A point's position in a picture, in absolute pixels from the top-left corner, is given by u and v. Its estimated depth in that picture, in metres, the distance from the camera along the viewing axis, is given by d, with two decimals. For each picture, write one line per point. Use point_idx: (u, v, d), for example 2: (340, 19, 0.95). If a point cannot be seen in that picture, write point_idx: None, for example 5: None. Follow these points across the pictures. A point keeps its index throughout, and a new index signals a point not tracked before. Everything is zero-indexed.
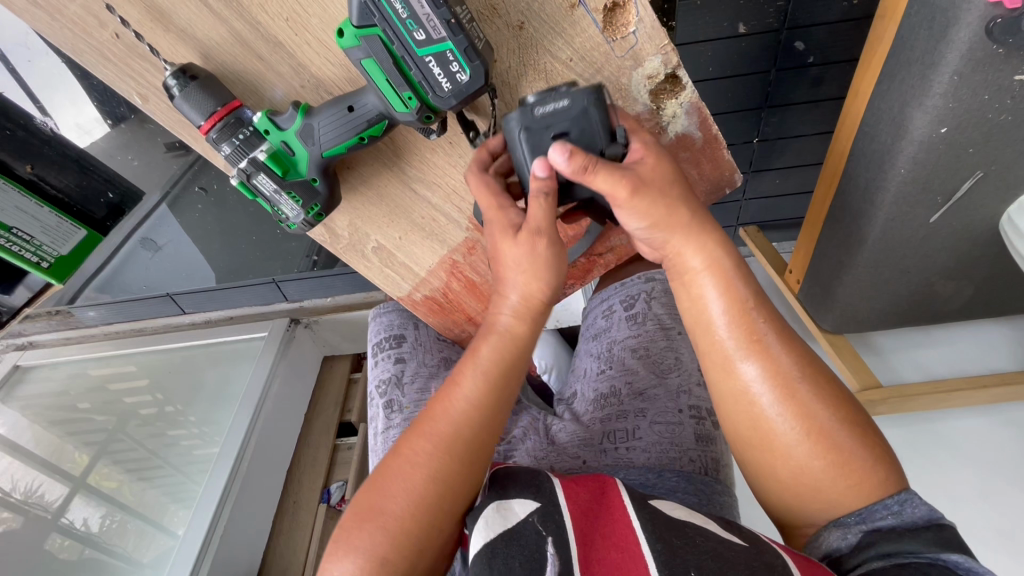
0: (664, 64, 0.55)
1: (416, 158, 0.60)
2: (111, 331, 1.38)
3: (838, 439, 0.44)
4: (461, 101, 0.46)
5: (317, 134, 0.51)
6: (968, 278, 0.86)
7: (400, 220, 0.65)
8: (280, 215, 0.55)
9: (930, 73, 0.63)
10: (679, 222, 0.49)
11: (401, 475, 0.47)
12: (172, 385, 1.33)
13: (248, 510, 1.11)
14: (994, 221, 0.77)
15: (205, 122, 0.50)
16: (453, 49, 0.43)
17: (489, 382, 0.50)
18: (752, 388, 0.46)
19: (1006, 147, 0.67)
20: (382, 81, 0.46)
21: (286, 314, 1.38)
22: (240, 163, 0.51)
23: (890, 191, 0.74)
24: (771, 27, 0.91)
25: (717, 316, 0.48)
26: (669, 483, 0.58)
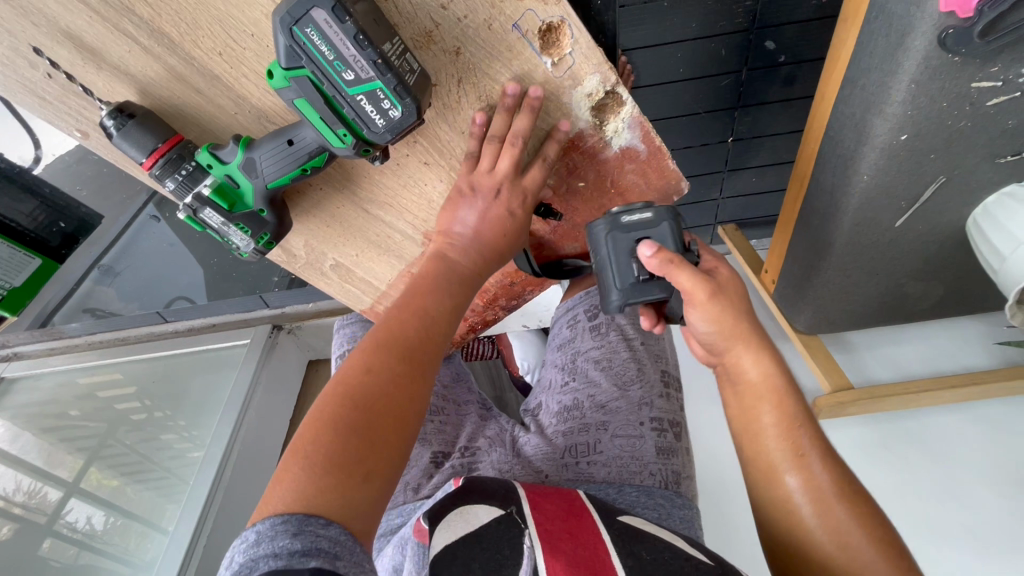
0: (602, 83, 0.55)
1: (365, 181, 0.60)
2: (95, 341, 1.38)
3: (874, 561, 0.44)
4: (396, 136, 0.48)
5: (259, 167, 0.51)
6: (937, 279, 0.87)
7: (355, 237, 0.66)
8: (230, 245, 0.56)
9: (889, 81, 0.62)
10: (742, 332, 0.52)
11: (355, 390, 0.44)
12: (160, 391, 1.32)
13: (235, 513, 1.12)
14: (959, 223, 0.77)
15: (147, 159, 0.51)
16: (383, 88, 0.44)
17: (449, 307, 0.52)
18: (792, 495, 0.48)
19: (968, 152, 0.67)
20: (316, 119, 0.47)
21: (268, 321, 1.39)
22: (185, 198, 0.52)
23: (854, 197, 0.74)
24: (741, 26, 0.90)
25: (770, 429, 0.50)
26: (629, 497, 0.58)
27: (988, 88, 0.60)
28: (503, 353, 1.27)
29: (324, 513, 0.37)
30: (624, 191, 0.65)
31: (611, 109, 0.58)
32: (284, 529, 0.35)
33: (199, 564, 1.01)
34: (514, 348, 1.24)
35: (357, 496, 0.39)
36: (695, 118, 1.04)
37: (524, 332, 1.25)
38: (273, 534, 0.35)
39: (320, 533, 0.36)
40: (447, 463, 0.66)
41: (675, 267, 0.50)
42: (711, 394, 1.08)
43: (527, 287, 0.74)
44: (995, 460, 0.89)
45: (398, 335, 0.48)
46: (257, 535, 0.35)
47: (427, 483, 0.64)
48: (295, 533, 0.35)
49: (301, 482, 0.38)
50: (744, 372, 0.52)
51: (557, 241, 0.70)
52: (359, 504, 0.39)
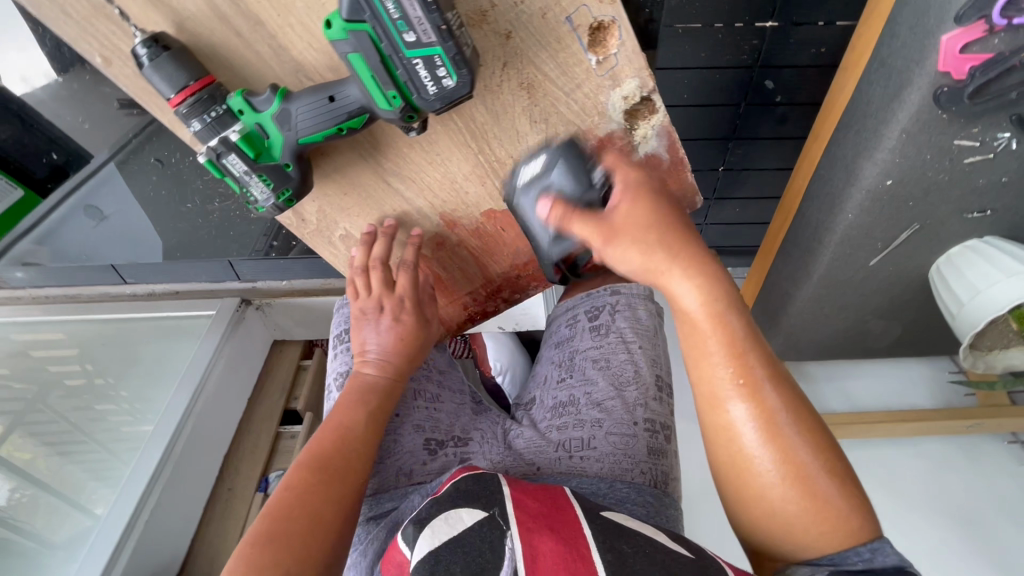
0: (640, 87, 0.57)
1: (393, 152, 0.61)
2: (41, 296, 1.30)
3: (822, 486, 0.42)
4: (445, 104, 0.48)
5: (294, 120, 0.50)
6: (897, 319, 0.93)
7: (371, 210, 0.65)
8: (248, 197, 0.54)
9: (882, 129, 0.67)
10: (673, 257, 0.46)
11: (281, 504, 0.51)
12: (106, 357, 1.24)
13: (181, 491, 1.06)
14: (925, 269, 0.84)
15: (175, 95, 0.49)
16: (442, 55, 0.45)
17: (372, 419, 0.60)
18: (736, 425, 0.44)
19: (941, 203, 0.73)
20: (367, 77, 0.47)
21: (237, 294, 1.33)
22: (210, 141, 0.50)
23: (837, 233, 0.79)
24: (745, 62, 0.95)
25: (716, 354, 0.44)
26: (620, 494, 0.61)
27: (967, 147, 0.66)
28: (477, 352, 1.28)
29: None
30: None
31: (642, 114, 0.60)
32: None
33: (137, 543, 0.94)
34: (489, 348, 1.27)
35: None
36: (692, 143, 1.08)
37: (499, 333, 1.30)
38: None
39: None
40: (441, 451, 0.68)
41: (569, 220, 0.52)
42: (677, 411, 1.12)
43: (533, 282, 0.73)
44: (927, 493, 0.96)
45: (322, 451, 0.56)
46: None
47: (421, 470, 0.67)
48: None
49: None
50: (681, 300, 0.46)
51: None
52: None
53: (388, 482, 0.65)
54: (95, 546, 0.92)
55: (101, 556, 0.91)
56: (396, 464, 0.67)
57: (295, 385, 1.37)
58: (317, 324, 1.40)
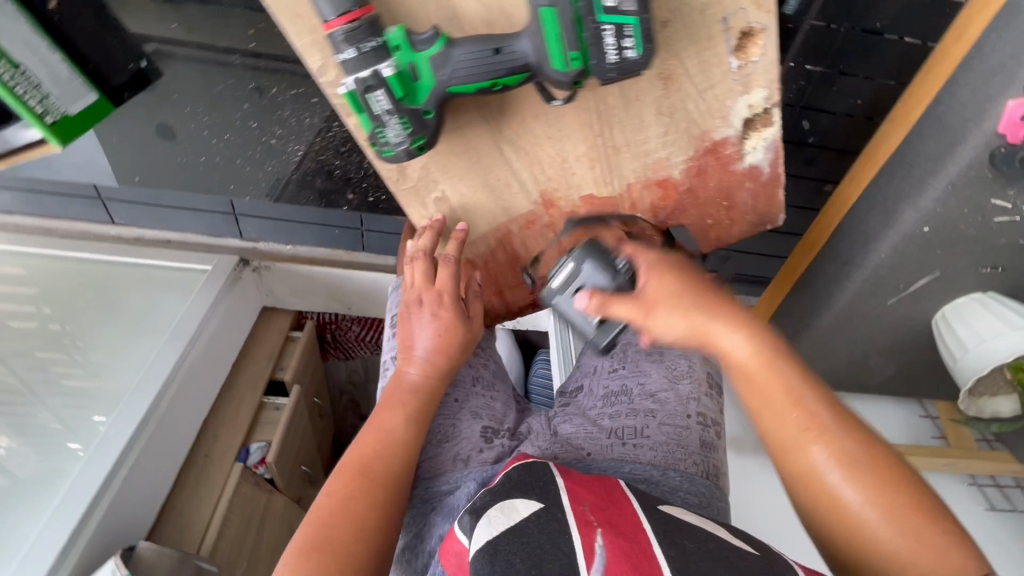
0: (767, 99, 0.57)
1: (515, 118, 0.58)
2: (9, 224, 1.18)
3: (909, 512, 0.47)
4: (620, 76, 0.48)
5: (452, 65, 0.47)
6: (895, 360, 1.00)
7: (475, 176, 0.62)
8: (380, 137, 0.50)
9: (930, 178, 0.73)
10: (709, 307, 0.54)
11: (325, 510, 0.55)
12: (71, 302, 1.16)
13: (161, 452, 0.98)
14: (930, 315, 0.91)
15: (333, 18, 0.45)
16: (635, 26, 0.46)
17: (411, 426, 0.62)
18: (820, 468, 0.50)
19: (964, 256, 0.80)
20: (551, 32, 0.45)
21: (235, 252, 1.25)
22: (359, 73, 0.46)
23: (866, 270, 0.85)
24: (790, 100, 1.01)
25: (783, 398, 0.52)
26: (673, 480, 0.66)
27: (1001, 207, 0.73)
28: None
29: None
30: (731, 208, 0.66)
31: (756, 125, 0.60)
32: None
33: (115, 495, 0.89)
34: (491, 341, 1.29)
35: None
36: None
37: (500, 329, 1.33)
38: None
39: None
40: (497, 439, 0.72)
41: (608, 304, 0.56)
42: None
43: None
44: None
45: (365, 460, 0.59)
46: None
47: (478, 455, 0.70)
48: None
49: None
50: (731, 348, 0.53)
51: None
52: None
53: (444, 464, 0.70)
54: (72, 495, 0.87)
55: (63, 530, 0.84)
56: (452, 449, 0.71)
57: (282, 355, 1.30)
58: (314, 295, 1.34)
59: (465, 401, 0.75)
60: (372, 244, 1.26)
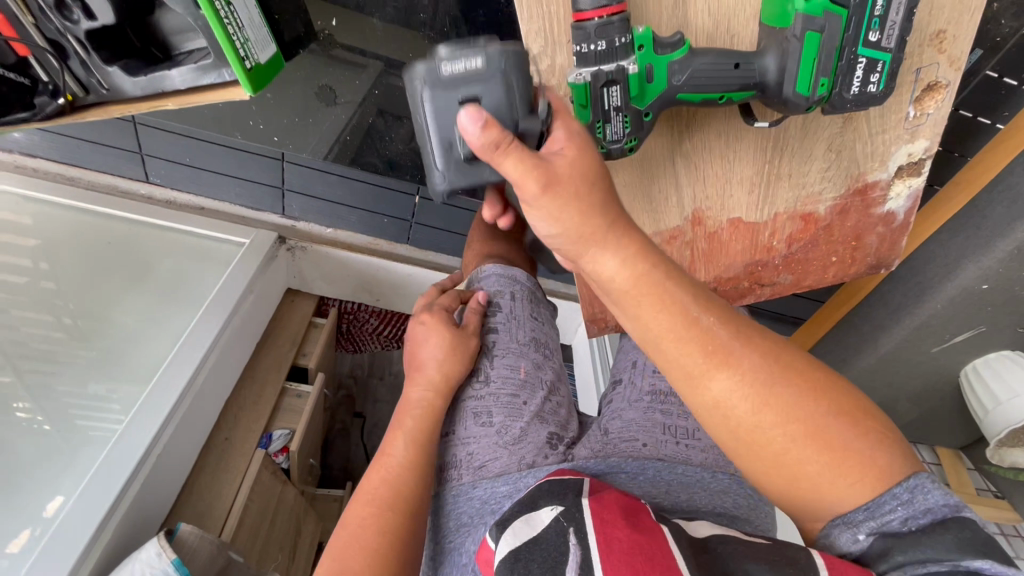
0: (926, 149, 0.69)
1: (698, 137, 0.69)
2: (25, 164, 1.08)
3: (816, 440, 0.46)
4: (855, 103, 0.61)
5: (692, 69, 0.60)
6: (918, 406, 1.07)
7: (645, 185, 0.71)
8: (600, 131, 0.62)
9: (997, 240, 0.80)
10: (595, 231, 0.48)
11: (343, 541, 0.61)
12: (70, 260, 1.08)
13: (186, 432, 0.91)
14: (963, 366, 0.97)
15: (590, 11, 0.57)
16: (885, 62, 0.59)
17: (412, 448, 0.69)
18: (722, 399, 0.47)
19: (1008, 315, 0.87)
20: (811, 55, 0.58)
21: (272, 229, 1.19)
22: (604, 66, 0.58)
23: (918, 318, 0.91)
24: None
25: (676, 330, 0.48)
26: (724, 482, 0.66)
27: None
28: None
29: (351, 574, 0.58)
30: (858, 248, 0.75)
31: (903, 174, 0.71)
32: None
33: (148, 476, 0.82)
34: None
35: None
36: None
37: None
38: None
39: None
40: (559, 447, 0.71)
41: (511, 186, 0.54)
42: None
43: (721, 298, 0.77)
44: None
45: (375, 488, 0.65)
46: None
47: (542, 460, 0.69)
48: None
49: None
50: (605, 271, 0.49)
51: (776, 269, 0.76)
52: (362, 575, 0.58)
53: (507, 467, 0.69)
54: (104, 474, 0.80)
55: (103, 500, 0.78)
56: (517, 455, 0.69)
57: (305, 341, 1.23)
58: (347, 284, 1.30)
59: (531, 403, 0.73)
60: (417, 237, 1.23)
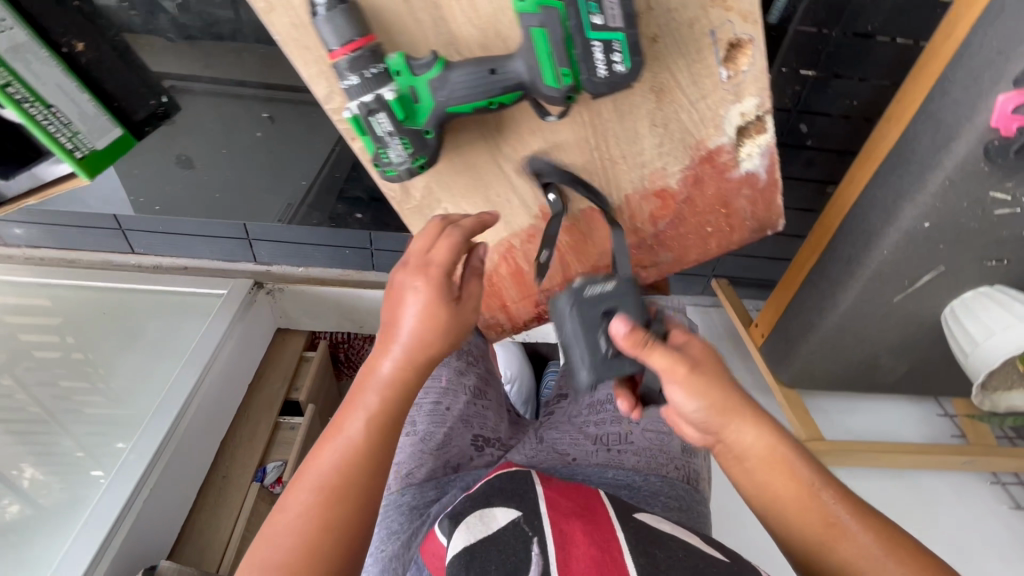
0: (757, 106, 0.60)
1: (511, 136, 0.60)
2: (34, 256, 1.23)
3: (895, 566, 0.47)
4: (612, 90, 0.44)
5: (451, 84, 0.44)
6: (905, 358, 1.00)
7: (475, 193, 0.64)
8: (382, 160, 0.48)
9: (927, 174, 0.74)
10: (733, 407, 0.51)
11: (284, 540, 0.46)
12: (86, 330, 1.22)
13: (177, 474, 1.00)
14: (939, 311, 0.91)
15: (338, 47, 0.43)
16: (624, 40, 0.41)
17: (377, 431, 0.51)
18: (843, 546, 0.49)
19: (966, 250, 0.81)
20: (544, 49, 0.41)
21: (249, 276, 1.28)
22: (362, 97, 0.44)
23: (869, 267, 0.85)
24: (786, 105, 1.03)
25: (790, 493, 0.51)
26: (654, 483, 0.73)
27: (1000, 199, 0.74)
28: None
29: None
30: (730, 213, 0.68)
31: (751, 132, 0.63)
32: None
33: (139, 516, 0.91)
34: (499, 356, 1.39)
35: None
36: None
37: (507, 342, 1.43)
38: None
39: None
40: (487, 448, 0.81)
41: (647, 346, 0.50)
42: None
43: None
44: (919, 523, 1.02)
45: (327, 475, 0.49)
46: None
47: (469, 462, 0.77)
48: None
49: None
50: (740, 441, 0.52)
51: (652, 248, 0.71)
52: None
53: (437, 471, 0.75)
54: (98, 512, 0.90)
55: (94, 539, 0.87)
56: (445, 456, 0.77)
57: (296, 376, 1.30)
58: (328, 317, 1.37)
59: (455, 408, 0.82)
60: (381, 263, 1.28)
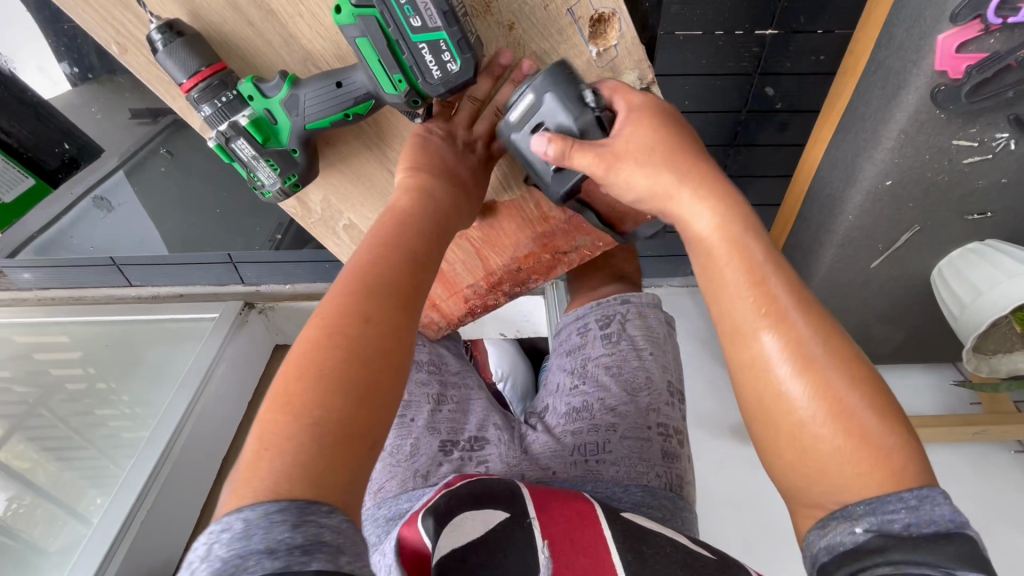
0: (640, 79, 0.59)
1: (398, 141, 0.62)
2: (47, 297, 1.31)
3: (852, 411, 0.38)
4: (449, 91, 0.48)
5: (301, 105, 0.52)
6: (900, 324, 0.94)
7: (375, 200, 0.66)
8: (254, 182, 0.56)
9: (880, 129, 0.68)
10: (687, 184, 0.48)
11: (319, 350, 0.41)
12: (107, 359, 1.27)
13: (177, 491, 1.05)
14: (927, 271, 0.84)
15: (187, 81, 0.51)
16: (446, 39, 0.46)
17: (401, 253, 0.49)
18: (767, 363, 0.41)
19: (941, 205, 0.74)
20: (374, 61, 0.48)
21: (240, 297, 1.34)
22: (219, 125, 0.52)
23: (837, 234, 0.80)
24: (746, 69, 0.96)
25: (739, 296, 0.43)
26: (634, 496, 0.66)
27: (966, 147, 0.67)
28: (478, 358, 1.36)
29: (325, 500, 0.35)
30: None
31: None
32: (283, 519, 0.33)
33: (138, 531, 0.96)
34: (490, 356, 1.34)
35: (322, 469, 0.36)
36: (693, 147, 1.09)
37: (501, 340, 1.40)
38: (268, 526, 0.33)
39: (324, 521, 0.34)
40: (454, 453, 0.72)
41: (572, 155, 0.51)
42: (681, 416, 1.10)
43: (533, 276, 0.76)
44: None
45: (364, 282, 0.45)
46: (230, 536, 0.32)
47: (435, 472, 0.70)
48: (296, 524, 0.33)
49: (275, 468, 0.35)
50: (695, 225, 0.47)
51: (568, 235, 0.70)
52: (338, 500, 0.36)
53: (405, 482, 0.69)
54: (101, 530, 0.95)
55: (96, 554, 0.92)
56: (412, 465, 0.70)
57: None
58: None
59: (418, 419, 0.75)
60: None
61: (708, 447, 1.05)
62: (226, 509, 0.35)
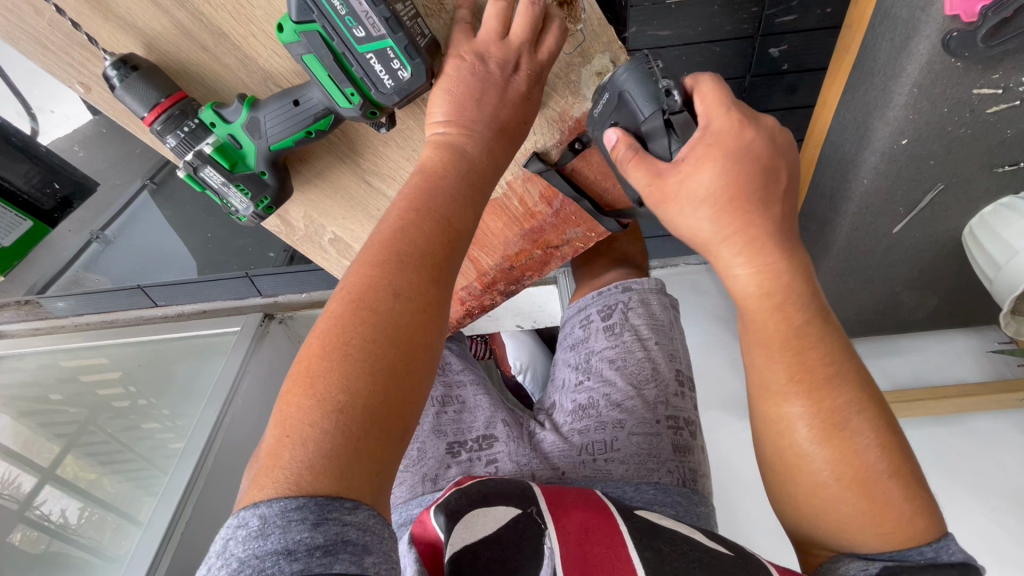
0: (611, 61, 0.57)
1: (370, 151, 0.61)
2: (82, 323, 1.34)
3: (878, 486, 0.46)
4: (403, 98, 0.50)
5: (263, 127, 0.53)
6: (932, 289, 0.88)
7: (355, 211, 0.67)
8: (229, 207, 0.59)
9: (891, 85, 0.63)
10: (750, 229, 0.48)
11: (345, 323, 0.39)
12: (145, 377, 1.29)
13: (215, 499, 1.08)
14: (956, 232, 0.78)
15: (148, 114, 0.53)
16: (393, 47, 0.47)
17: (439, 214, 0.45)
18: (791, 419, 0.48)
19: (966, 160, 0.68)
20: (323, 75, 0.49)
21: (259, 309, 1.36)
22: (186, 155, 0.54)
23: (854, 201, 0.75)
24: (746, 32, 0.91)
25: (777, 366, 0.49)
26: (646, 495, 0.64)
27: (989, 95, 0.61)
28: (496, 350, 1.34)
29: (349, 496, 0.34)
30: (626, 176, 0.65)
31: None
32: (303, 518, 0.32)
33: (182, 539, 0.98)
34: (507, 347, 1.32)
35: (347, 459, 0.35)
36: None
37: (518, 332, 1.35)
38: (287, 523, 0.32)
39: (349, 521, 0.33)
40: (461, 455, 0.72)
41: (634, 160, 0.52)
42: (707, 399, 1.06)
43: (526, 273, 0.75)
44: (980, 469, 0.90)
45: (394, 247, 0.42)
46: (248, 532, 0.32)
47: (442, 474, 0.70)
48: (317, 524, 0.32)
49: (302, 457, 0.34)
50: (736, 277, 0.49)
51: (557, 228, 0.69)
52: (364, 496, 0.35)
53: (415, 487, 0.70)
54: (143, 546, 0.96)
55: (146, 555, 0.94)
56: (421, 470, 0.71)
57: None
58: None
59: (423, 423, 0.76)
60: None
61: (735, 429, 1.02)
62: (246, 501, 0.34)
